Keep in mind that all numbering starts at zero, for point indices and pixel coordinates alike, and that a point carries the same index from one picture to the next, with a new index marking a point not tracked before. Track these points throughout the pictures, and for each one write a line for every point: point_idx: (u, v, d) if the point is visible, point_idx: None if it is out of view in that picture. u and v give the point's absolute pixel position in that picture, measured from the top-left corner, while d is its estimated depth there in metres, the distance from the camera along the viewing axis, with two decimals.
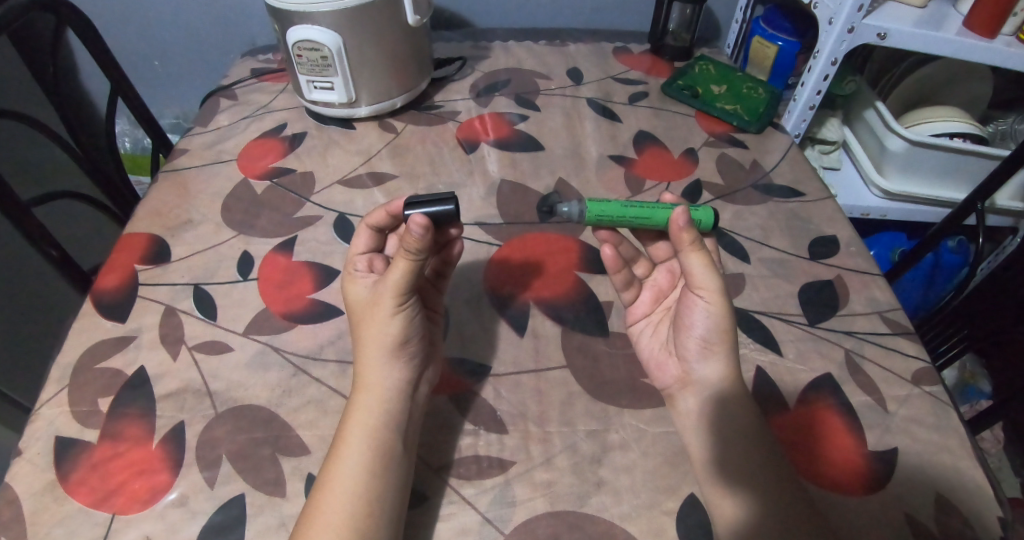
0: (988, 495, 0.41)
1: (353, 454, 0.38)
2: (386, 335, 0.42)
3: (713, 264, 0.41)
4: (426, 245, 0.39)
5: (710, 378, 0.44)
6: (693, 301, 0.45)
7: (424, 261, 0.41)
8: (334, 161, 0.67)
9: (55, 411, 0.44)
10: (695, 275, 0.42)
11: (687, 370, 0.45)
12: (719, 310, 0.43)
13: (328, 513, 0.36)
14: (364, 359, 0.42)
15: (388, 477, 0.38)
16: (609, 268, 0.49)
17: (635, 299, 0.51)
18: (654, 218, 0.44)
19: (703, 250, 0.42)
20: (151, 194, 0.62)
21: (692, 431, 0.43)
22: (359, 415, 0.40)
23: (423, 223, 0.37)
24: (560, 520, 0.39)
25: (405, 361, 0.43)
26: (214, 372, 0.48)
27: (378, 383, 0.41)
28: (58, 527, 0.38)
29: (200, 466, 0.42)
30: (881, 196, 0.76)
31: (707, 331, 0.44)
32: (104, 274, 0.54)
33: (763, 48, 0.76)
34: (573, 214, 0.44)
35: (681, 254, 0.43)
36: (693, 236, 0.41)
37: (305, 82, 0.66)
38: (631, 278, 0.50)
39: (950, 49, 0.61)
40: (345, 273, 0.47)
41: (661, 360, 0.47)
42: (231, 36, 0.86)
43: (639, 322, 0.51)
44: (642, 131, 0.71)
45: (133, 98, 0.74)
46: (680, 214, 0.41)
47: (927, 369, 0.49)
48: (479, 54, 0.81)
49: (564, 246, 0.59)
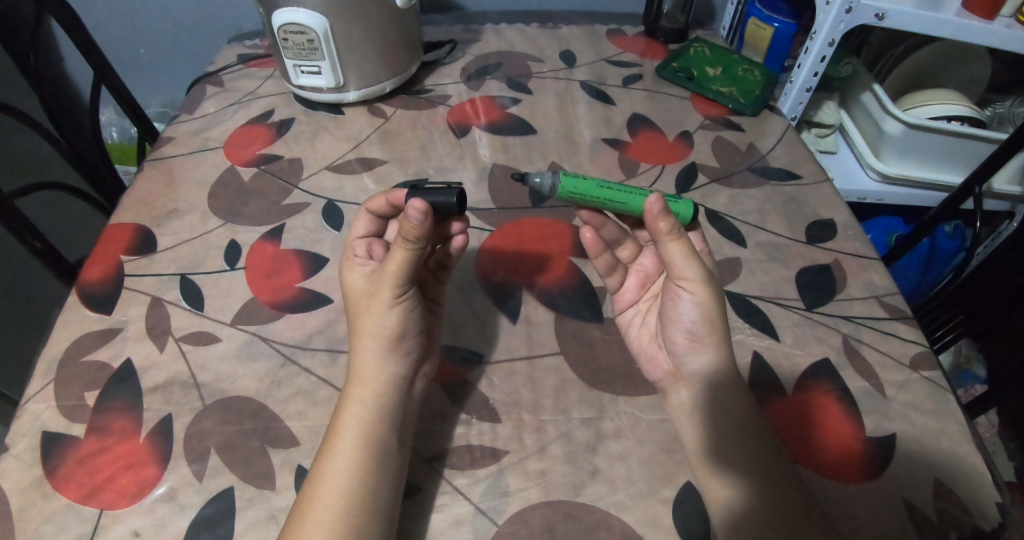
0: (986, 480, 0.41)
1: (347, 447, 0.37)
2: (384, 329, 0.41)
3: (693, 253, 0.39)
4: (425, 233, 0.37)
5: (701, 370, 0.42)
6: (677, 294, 0.43)
7: (422, 249, 0.39)
8: (322, 147, 0.65)
9: (40, 406, 0.43)
10: (676, 265, 0.40)
11: (677, 364, 0.44)
12: (705, 300, 0.41)
13: (319, 511, 0.35)
14: (360, 352, 0.42)
15: (381, 473, 0.37)
16: (590, 254, 0.48)
17: (621, 286, 0.50)
18: (630, 204, 0.42)
19: (684, 239, 0.39)
20: (136, 183, 0.61)
21: (686, 423, 0.42)
22: (353, 408, 0.39)
23: (422, 208, 0.36)
24: (554, 510, 0.39)
25: (400, 355, 0.42)
26: (201, 363, 0.46)
27: (374, 375, 0.40)
28: (45, 524, 0.37)
29: (188, 460, 0.41)
30: (878, 180, 0.75)
31: (695, 322, 0.42)
32: (89, 265, 0.53)
33: (759, 30, 0.75)
34: (546, 186, 0.41)
35: (659, 243, 0.40)
36: (672, 224, 0.38)
37: (292, 67, 0.64)
38: (614, 264, 0.49)
39: (949, 30, 0.60)
40: (343, 258, 0.46)
41: (650, 352, 0.46)
42: (217, 20, 0.84)
43: (627, 311, 0.50)
44: (636, 114, 0.70)
45: (117, 86, 0.72)
46: (655, 202, 0.38)
47: (925, 354, 0.48)
48: (470, 38, 0.80)
49: (557, 234, 0.57)
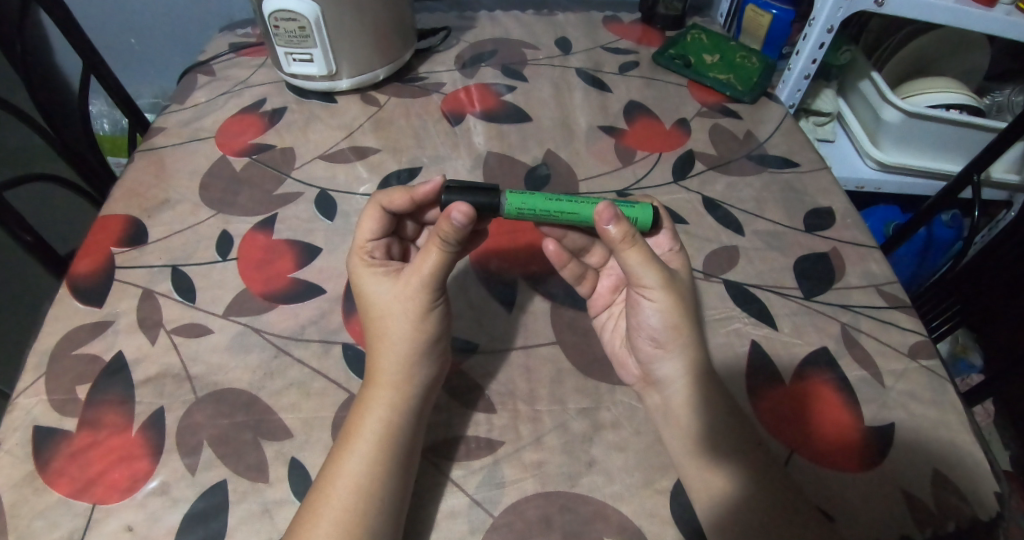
0: (985, 469, 0.41)
1: (366, 448, 0.37)
2: (412, 331, 0.40)
3: (651, 262, 0.39)
4: (464, 236, 0.39)
5: (670, 376, 0.42)
6: (638, 301, 0.43)
7: (457, 251, 0.40)
8: (315, 137, 0.64)
9: (32, 401, 0.42)
10: (635, 272, 0.40)
11: (646, 370, 0.43)
12: (667, 305, 0.42)
13: (331, 511, 0.34)
14: (383, 351, 0.41)
15: (395, 473, 0.36)
16: (555, 265, 0.49)
17: (593, 291, 0.50)
18: (578, 214, 0.41)
19: (640, 245, 0.39)
20: (127, 173, 0.60)
21: (667, 423, 0.41)
22: (378, 409, 0.39)
23: (466, 211, 0.37)
24: (550, 501, 0.38)
25: (432, 357, 0.41)
26: (193, 356, 0.46)
27: (403, 377, 0.40)
28: (38, 519, 0.37)
29: (181, 453, 0.40)
30: (876, 168, 0.75)
31: (659, 327, 0.42)
32: (80, 258, 0.52)
33: (757, 17, 0.75)
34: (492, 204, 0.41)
35: (617, 254, 0.40)
36: (626, 232, 0.38)
37: (284, 55, 0.63)
38: (582, 272, 0.50)
39: (948, 17, 0.59)
40: (356, 256, 0.45)
41: (621, 357, 0.45)
42: (208, 9, 0.83)
43: (601, 314, 0.49)
44: (633, 101, 0.69)
45: (105, 75, 0.70)
46: (604, 210, 0.38)
47: (923, 343, 0.48)
48: (464, 25, 0.79)
49: (520, 226, 0.56)
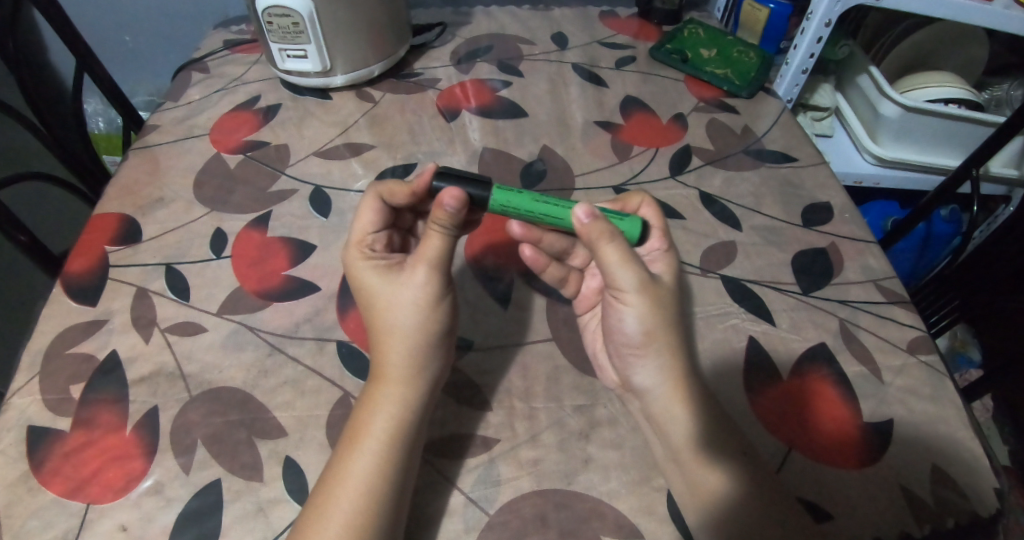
0: (984, 464, 0.40)
1: (375, 446, 0.36)
2: (419, 323, 0.40)
3: (630, 262, 0.38)
4: (460, 222, 0.38)
5: (649, 384, 0.40)
6: (616, 307, 0.41)
7: (456, 237, 0.40)
8: (310, 133, 0.64)
9: (25, 401, 0.42)
10: (612, 274, 0.39)
11: (625, 377, 0.42)
12: (643, 310, 0.40)
13: (337, 511, 0.34)
14: (389, 346, 0.40)
15: (404, 469, 0.36)
16: (534, 268, 0.48)
17: (579, 291, 0.49)
18: (560, 218, 0.40)
19: (618, 243, 0.38)
20: (121, 171, 0.59)
21: (653, 426, 0.40)
22: (386, 404, 0.38)
23: (457, 195, 0.37)
24: (546, 498, 0.38)
25: (440, 349, 0.41)
26: (187, 354, 0.45)
27: (411, 371, 0.39)
28: (31, 520, 0.36)
29: (175, 453, 0.39)
30: (874, 163, 0.74)
31: (637, 334, 0.40)
32: (74, 256, 0.51)
33: (755, 12, 0.74)
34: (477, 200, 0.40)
35: (595, 254, 0.38)
36: (602, 231, 0.37)
37: (278, 51, 0.63)
38: (564, 274, 0.49)
39: (947, 11, 0.59)
40: (354, 247, 0.43)
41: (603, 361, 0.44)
42: (202, 5, 0.83)
43: (586, 314, 0.48)
44: (629, 97, 0.69)
45: (99, 72, 0.70)
46: (581, 212, 0.37)
47: (922, 338, 0.48)
48: (459, 21, 0.78)
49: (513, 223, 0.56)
